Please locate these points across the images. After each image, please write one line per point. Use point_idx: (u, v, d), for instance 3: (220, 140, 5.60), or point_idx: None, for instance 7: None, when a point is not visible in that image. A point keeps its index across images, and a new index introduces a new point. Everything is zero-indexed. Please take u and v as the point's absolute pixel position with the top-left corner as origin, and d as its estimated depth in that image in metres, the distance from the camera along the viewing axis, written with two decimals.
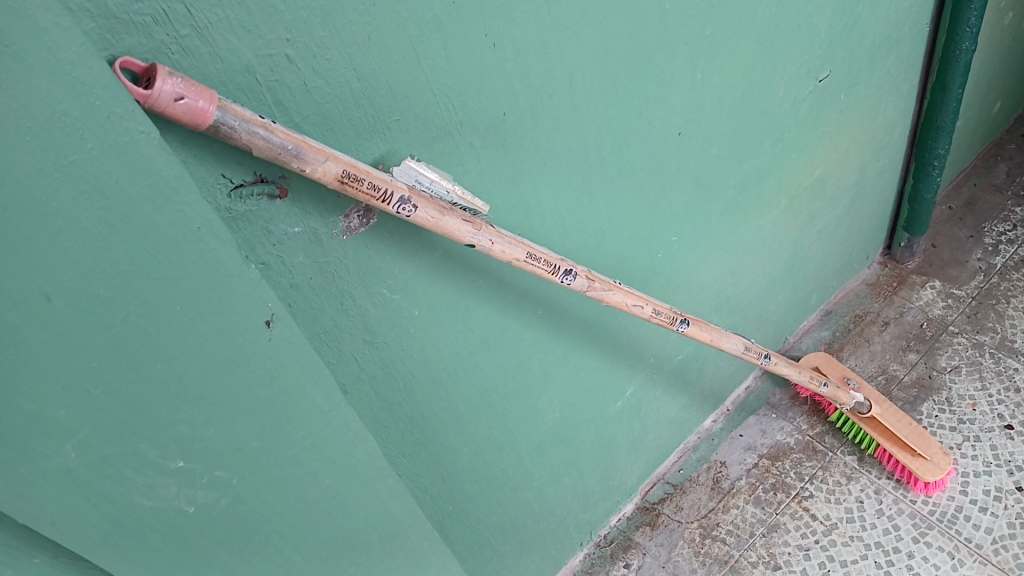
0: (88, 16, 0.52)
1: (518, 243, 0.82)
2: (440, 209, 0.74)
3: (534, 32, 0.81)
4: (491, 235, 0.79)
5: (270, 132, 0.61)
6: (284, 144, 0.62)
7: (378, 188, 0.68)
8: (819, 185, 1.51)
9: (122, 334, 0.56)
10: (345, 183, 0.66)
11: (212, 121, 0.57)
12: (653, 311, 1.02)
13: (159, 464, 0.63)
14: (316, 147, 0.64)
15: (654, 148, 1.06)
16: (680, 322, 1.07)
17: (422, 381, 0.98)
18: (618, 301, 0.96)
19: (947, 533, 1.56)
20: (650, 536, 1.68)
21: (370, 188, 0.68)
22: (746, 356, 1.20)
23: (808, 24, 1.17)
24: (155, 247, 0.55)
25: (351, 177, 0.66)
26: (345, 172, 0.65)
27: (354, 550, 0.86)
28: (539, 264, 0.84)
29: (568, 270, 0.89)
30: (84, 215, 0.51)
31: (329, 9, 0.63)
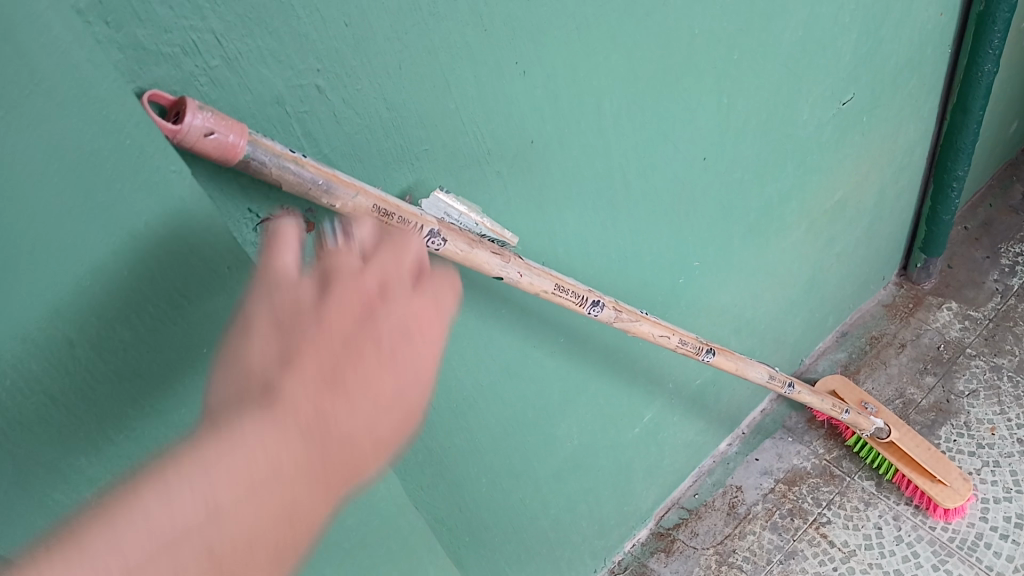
0: (116, 46, 0.50)
1: (549, 275, 0.80)
2: (470, 241, 0.72)
3: (566, 58, 0.79)
4: (521, 266, 0.77)
5: (301, 166, 0.59)
6: (316, 178, 0.60)
7: (408, 222, 0.66)
8: (840, 209, 1.49)
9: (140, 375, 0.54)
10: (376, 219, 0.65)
11: (243, 156, 0.56)
12: (680, 341, 0.99)
13: None
14: (347, 181, 0.62)
15: (680, 173, 1.04)
16: (706, 351, 1.04)
17: (442, 411, 0.96)
18: (645, 331, 0.93)
19: (967, 561, 1.55)
20: (665, 563, 1.67)
21: (401, 223, 0.66)
22: (771, 385, 1.17)
23: (833, 46, 1.15)
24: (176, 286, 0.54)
25: (383, 212, 0.65)
26: (376, 207, 0.64)
27: None
28: (568, 296, 0.82)
29: (597, 300, 0.86)
30: (111, 258, 0.49)
31: (361, 38, 0.61)
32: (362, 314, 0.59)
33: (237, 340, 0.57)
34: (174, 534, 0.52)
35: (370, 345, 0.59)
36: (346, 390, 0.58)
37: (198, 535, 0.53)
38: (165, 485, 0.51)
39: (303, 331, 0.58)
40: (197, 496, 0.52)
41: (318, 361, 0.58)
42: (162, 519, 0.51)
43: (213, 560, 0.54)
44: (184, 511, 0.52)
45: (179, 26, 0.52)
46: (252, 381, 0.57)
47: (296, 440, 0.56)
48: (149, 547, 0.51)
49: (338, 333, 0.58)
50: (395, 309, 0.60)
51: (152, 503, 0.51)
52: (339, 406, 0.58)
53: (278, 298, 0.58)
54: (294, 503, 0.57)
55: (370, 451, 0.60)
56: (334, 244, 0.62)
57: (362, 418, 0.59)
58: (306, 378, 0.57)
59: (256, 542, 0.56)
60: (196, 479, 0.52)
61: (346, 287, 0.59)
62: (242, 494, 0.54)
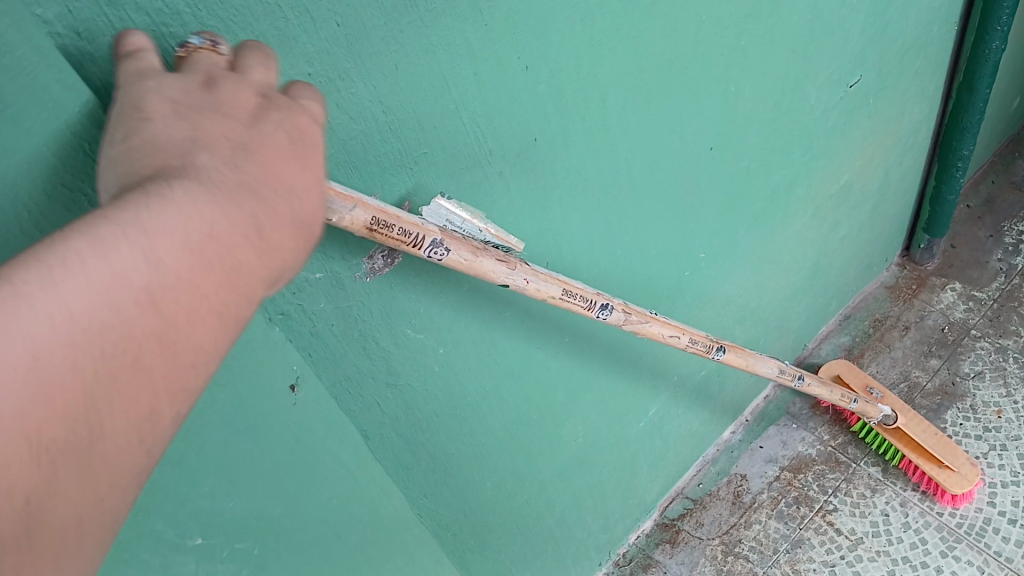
0: (91, 58, 0.47)
1: (555, 280, 0.76)
2: (473, 249, 0.68)
3: (569, 52, 0.75)
4: (526, 273, 0.73)
5: None
6: None
7: (408, 233, 0.62)
8: (844, 193, 1.46)
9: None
10: (374, 231, 0.60)
11: None
12: (689, 340, 0.96)
13: (177, 543, 0.58)
14: (342, 193, 0.57)
15: (686, 165, 1.01)
16: (715, 349, 1.01)
17: (445, 418, 0.92)
18: (654, 331, 0.90)
19: (975, 547, 1.53)
20: (670, 554, 1.64)
21: (401, 234, 0.62)
22: (781, 379, 1.14)
23: (841, 29, 1.11)
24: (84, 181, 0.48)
25: (381, 224, 0.60)
26: (374, 219, 0.59)
27: None
28: (575, 301, 0.78)
29: (605, 304, 0.83)
30: None
31: (354, 39, 0.57)
32: (258, 106, 0.47)
33: (126, 150, 0.44)
34: (102, 300, 0.35)
35: (282, 126, 0.47)
36: (275, 167, 0.45)
37: (137, 306, 0.36)
38: (96, 234, 0.36)
39: (200, 116, 0.45)
40: (138, 250, 0.36)
41: (226, 140, 0.44)
42: (103, 272, 0.35)
43: (138, 363, 0.37)
44: (121, 258, 0.36)
45: (157, 34, 0.49)
46: (156, 165, 0.42)
47: (241, 200, 0.42)
48: (73, 311, 0.34)
49: (242, 124, 0.46)
50: (295, 106, 0.49)
51: (84, 253, 0.35)
52: (271, 174, 0.44)
53: (154, 88, 0.46)
54: (243, 279, 0.42)
55: (302, 247, 0.46)
56: (196, 53, 0.49)
57: (298, 195, 0.45)
58: (219, 151, 0.44)
59: (205, 335, 0.40)
60: (139, 229, 0.37)
61: (231, 88, 0.47)
62: (194, 258, 0.39)
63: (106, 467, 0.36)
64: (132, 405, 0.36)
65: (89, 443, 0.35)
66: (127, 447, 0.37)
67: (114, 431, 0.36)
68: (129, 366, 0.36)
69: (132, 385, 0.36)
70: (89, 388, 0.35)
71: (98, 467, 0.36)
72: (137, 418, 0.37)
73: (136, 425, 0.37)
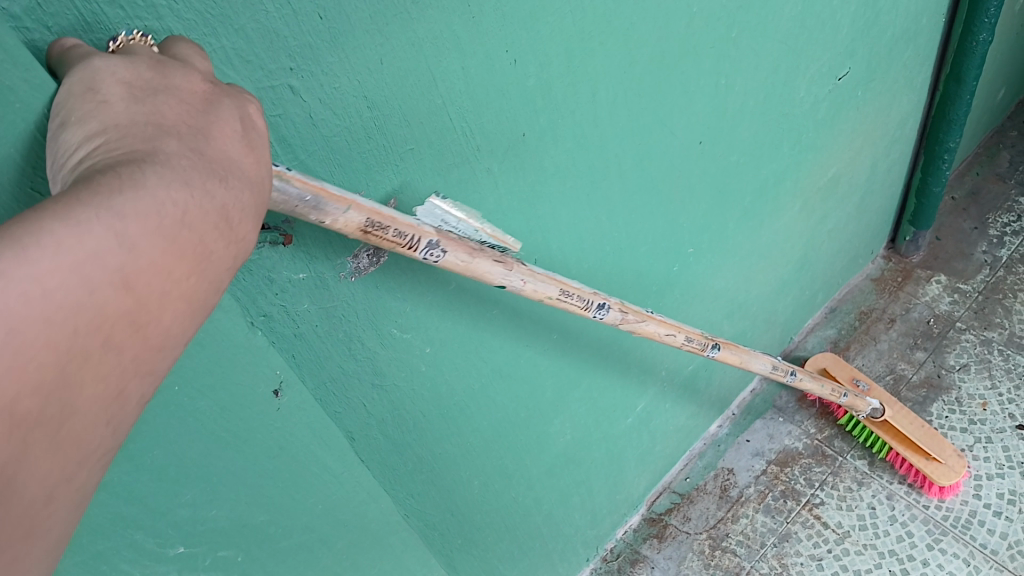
0: None
1: (552, 280, 0.75)
2: (471, 251, 0.66)
3: (559, 45, 0.73)
4: (524, 274, 0.72)
5: (286, 181, 0.52)
6: (303, 194, 0.53)
7: (404, 235, 0.60)
8: (832, 186, 1.45)
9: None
10: (368, 233, 0.58)
11: None
12: (685, 339, 0.95)
13: (157, 553, 0.56)
14: (338, 195, 0.56)
15: (676, 160, 0.99)
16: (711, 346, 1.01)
17: (432, 419, 0.91)
18: (651, 331, 0.89)
19: (961, 539, 1.53)
20: (658, 549, 1.64)
21: (396, 236, 0.60)
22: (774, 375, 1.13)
23: (832, 21, 1.10)
24: (37, 176, 0.46)
25: (376, 226, 0.58)
26: (369, 221, 0.57)
27: None
28: (573, 301, 0.77)
29: (602, 303, 0.82)
30: None
31: (338, 32, 0.55)
32: (211, 94, 0.44)
33: (80, 135, 0.39)
34: (78, 284, 0.31)
35: (237, 117, 0.44)
36: (237, 157, 0.42)
37: (114, 292, 0.33)
38: (71, 209, 0.32)
39: (154, 101, 0.41)
40: (113, 230, 0.33)
41: (184, 126, 0.41)
42: (80, 252, 0.31)
43: (111, 350, 0.33)
44: (97, 240, 0.32)
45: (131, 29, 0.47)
46: (117, 147, 0.38)
47: (213, 183, 0.39)
48: (51, 289, 0.30)
49: (199, 110, 0.42)
50: (246, 99, 0.46)
51: (57, 230, 0.31)
52: (234, 164, 0.41)
53: (104, 66, 0.42)
54: (213, 268, 0.38)
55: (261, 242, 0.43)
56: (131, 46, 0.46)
57: (259, 188, 0.42)
58: (181, 135, 0.40)
59: (175, 323, 0.36)
60: (114, 207, 0.33)
61: (182, 73, 0.44)
62: (167, 243, 0.35)
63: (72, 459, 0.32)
64: (105, 395, 0.33)
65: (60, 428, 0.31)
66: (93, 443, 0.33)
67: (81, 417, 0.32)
68: (104, 354, 0.32)
69: (104, 376, 0.33)
70: (66, 369, 0.31)
71: (67, 457, 0.32)
72: (107, 409, 0.33)
73: (102, 419, 0.33)
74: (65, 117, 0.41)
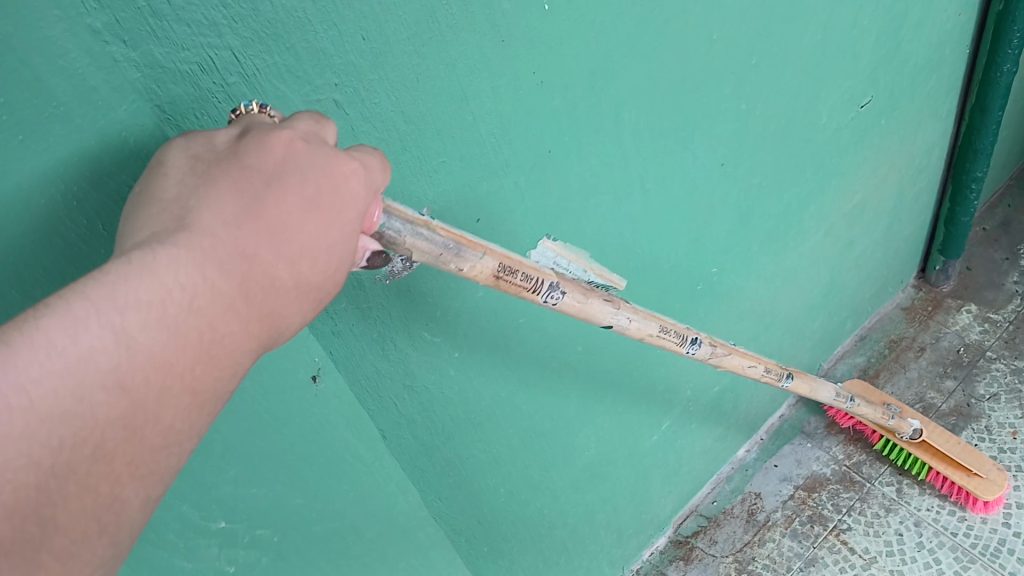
0: (134, 66, 0.51)
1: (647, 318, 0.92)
2: (582, 292, 0.82)
3: (584, 68, 0.78)
4: (626, 313, 0.88)
5: (433, 233, 0.66)
6: (447, 243, 0.67)
7: (528, 279, 0.74)
8: (858, 212, 1.48)
9: (90, 262, 0.53)
10: (499, 277, 0.72)
11: (380, 227, 0.62)
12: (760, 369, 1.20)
13: (201, 526, 0.61)
14: (474, 244, 0.69)
15: (699, 180, 1.03)
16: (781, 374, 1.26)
17: (459, 423, 0.95)
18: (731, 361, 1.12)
19: (990, 567, 1.53)
20: (684, 570, 1.65)
21: (522, 279, 0.74)
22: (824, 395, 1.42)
23: (853, 50, 1.14)
24: (112, 167, 0.52)
25: (506, 271, 0.72)
26: (500, 266, 0.72)
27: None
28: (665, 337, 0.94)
29: (694, 340, 1.01)
30: None
31: (379, 52, 0.60)
32: (291, 154, 0.50)
33: (142, 194, 0.49)
34: (71, 382, 0.40)
35: (304, 179, 0.49)
36: (278, 225, 0.49)
37: (109, 387, 0.41)
38: (69, 308, 0.40)
39: (216, 167, 0.49)
40: (110, 327, 0.41)
41: (237, 196, 0.48)
42: (74, 352, 0.40)
43: (103, 446, 0.41)
44: (92, 337, 0.40)
45: (196, 44, 0.52)
46: (158, 226, 0.47)
47: (225, 268, 0.46)
48: (37, 399, 0.38)
49: (261, 174, 0.49)
50: (336, 153, 0.51)
51: (57, 330, 0.39)
52: (271, 237, 0.48)
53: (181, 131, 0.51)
54: (217, 350, 0.46)
55: (295, 305, 0.51)
56: (245, 112, 0.53)
57: (299, 255, 0.50)
58: (223, 208, 0.48)
59: (172, 414, 0.44)
60: (113, 305, 0.41)
61: (262, 133, 0.50)
62: (165, 333, 0.44)
63: (60, 557, 0.40)
64: (94, 491, 0.41)
65: (40, 539, 0.38)
66: (84, 539, 0.41)
67: (68, 525, 0.40)
68: (94, 452, 0.40)
69: (95, 469, 0.41)
70: (46, 482, 0.38)
71: (50, 561, 0.39)
72: (98, 503, 0.41)
73: (95, 510, 0.41)
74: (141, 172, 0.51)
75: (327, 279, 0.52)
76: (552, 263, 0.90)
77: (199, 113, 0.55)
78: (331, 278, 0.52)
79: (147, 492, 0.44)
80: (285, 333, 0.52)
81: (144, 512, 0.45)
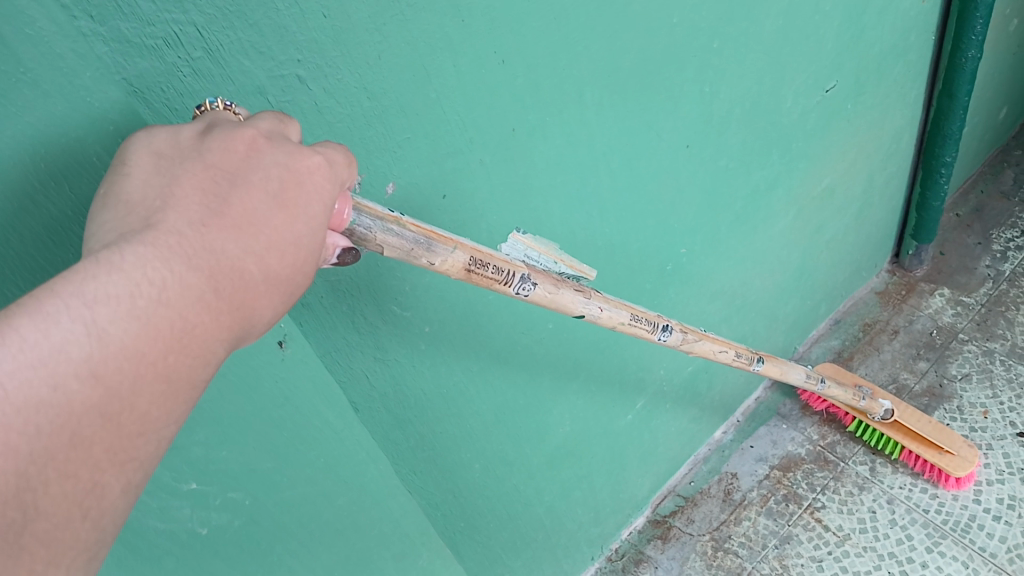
0: (102, 40, 0.53)
1: (621, 308, 0.96)
2: (554, 283, 0.85)
3: (544, 49, 0.81)
4: (599, 303, 0.92)
5: (401, 228, 0.68)
6: (416, 238, 0.69)
7: (499, 271, 0.78)
8: (827, 195, 1.51)
9: (52, 217, 0.56)
10: (471, 270, 0.75)
11: (349, 223, 0.64)
12: (735, 354, 1.25)
13: (172, 486, 0.68)
14: (444, 238, 0.72)
15: (664, 161, 1.06)
16: (756, 360, 1.32)
17: (432, 397, 0.97)
18: (706, 348, 1.16)
19: (960, 543, 1.56)
20: (662, 549, 1.68)
21: (493, 272, 0.77)
22: (805, 383, 1.47)
23: (816, 35, 1.17)
24: (76, 130, 0.54)
25: (476, 264, 0.75)
26: (470, 259, 0.74)
27: (363, 558, 0.94)
28: (640, 325, 0.99)
29: (666, 327, 1.05)
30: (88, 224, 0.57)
31: (341, 30, 0.63)
32: (253, 152, 0.53)
33: (105, 203, 0.51)
34: (44, 372, 0.41)
35: (268, 176, 0.53)
36: (244, 221, 0.51)
37: (82, 377, 0.43)
38: (39, 306, 0.42)
39: (181, 169, 0.52)
40: (80, 320, 0.43)
41: (201, 194, 0.51)
42: (46, 344, 0.41)
43: (78, 433, 0.42)
44: (63, 331, 0.42)
45: (161, 20, 0.54)
46: (123, 228, 0.49)
47: (194, 262, 0.48)
48: (12, 391, 0.40)
49: (225, 173, 0.52)
50: (299, 149, 0.55)
51: (28, 326, 0.41)
52: (238, 231, 0.51)
53: (145, 140, 0.53)
54: (190, 342, 0.48)
55: (267, 297, 0.53)
56: (209, 111, 0.57)
57: (268, 248, 0.52)
58: (188, 208, 0.50)
59: (149, 402, 0.46)
60: (83, 299, 0.43)
61: (225, 133, 0.53)
62: (137, 324, 0.45)
63: (45, 540, 0.42)
64: (74, 476, 0.42)
65: (22, 522, 0.40)
66: (68, 524, 0.42)
67: (50, 509, 0.41)
68: (71, 439, 0.42)
69: (73, 456, 0.42)
70: (25, 469, 0.40)
71: (34, 545, 0.41)
72: (79, 488, 0.42)
73: (77, 496, 0.43)
74: (105, 183, 0.53)
75: (297, 272, 0.54)
76: (523, 255, 0.93)
77: (165, 87, 0.57)
78: (301, 272, 0.54)
79: (130, 480, 0.46)
80: (259, 328, 0.53)
81: (128, 504, 0.47)
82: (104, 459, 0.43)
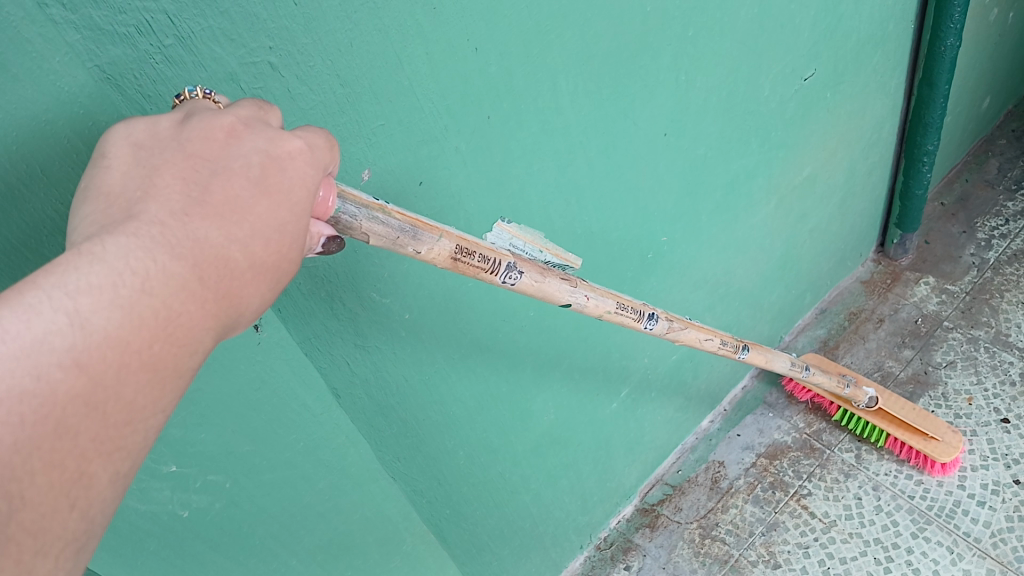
0: (73, 27, 0.54)
1: (608, 297, 0.97)
2: (541, 272, 0.86)
3: (516, 37, 0.82)
4: (586, 291, 0.93)
5: (387, 216, 0.68)
6: (403, 225, 0.70)
7: (486, 260, 0.78)
8: (809, 184, 1.52)
9: (27, 202, 0.57)
10: (457, 259, 0.76)
11: (335, 210, 0.64)
12: (720, 343, 1.26)
13: (153, 468, 0.70)
14: (431, 227, 0.73)
15: (642, 150, 1.08)
16: (742, 348, 1.32)
17: (414, 385, 0.99)
18: (690, 337, 1.17)
19: (945, 528, 1.57)
20: (650, 538, 1.70)
21: (480, 261, 0.78)
22: (791, 371, 1.47)
23: (792, 24, 1.18)
24: (46, 113, 0.55)
25: (463, 253, 0.76)
26: (457, 248, 0.75)
27: (342, 541, 0.96)
28: (626, 314, 1.00)
29: (652, 316, 1.06)
30: (62, 208, 0.59)
31: (311, 17, 0.64)
32: (232, 140, 0.53)
33: (83, 197, 0.51)
34: (26, 362, 0.40)
35: (249, 163, 0.52)
36: (226, 207, 0.51)
37: (66, 366, 0.41)
38: (20, 298, 0.41)
39: (160, 159, 0.51)
40: (63, 310, 0.42)
41: (182, 184, 0.50)
42: (28, 335, 0.40)
43: (64, 422, 0.41)
44: (45, 322, 0.41)
45: (132, 7, 0.56)
46: (104, 219, 0.48)
47: (178, 250, 0.48)
48: None
49: (205, 161, 0.52)
50: (278, 134, 0.54)
51: (10, 319, 0.40)
52: (221, 218, 0.50)
53: (123, 131, 0.53)
54: (176, 331, 0.47)
55: (253, 286, 0.52)
56: (189, 99, 0.57)
57: (253, 235, 0.51)
58: (169, 197, 0.49)
59: (134, 391, 0.45)
60: (64, 291, 0.42)
61: (202, 122, 0.53)
62: (121, 314, 0.44)
63: (31, 532, 0.40)
64: (61, 466, 0.41)
65: (7, 513, 0.39)
66: (55, 514, 0.41)
67: (35, 500, 0.40)
68: (56, 428, 0.41)
69: (60, 445, 0.41)
70: (8, 458, 0.39)
71: (19, 536, 0.39)
72: (65, 479, 0.41)
73: (63, 487, 0.41)
74: (84, 177, 0.52)
75: (282, 259, 0.53)
76: (508, 244, 0.96)
77: (138, 75, 0.59)
78: (285, 260, 0.54)
79: (117, 469, 0.44)
80: (245, 319, 0.52)
81: (116, 496, 0.45)
82: (91, 449, 0.42)
